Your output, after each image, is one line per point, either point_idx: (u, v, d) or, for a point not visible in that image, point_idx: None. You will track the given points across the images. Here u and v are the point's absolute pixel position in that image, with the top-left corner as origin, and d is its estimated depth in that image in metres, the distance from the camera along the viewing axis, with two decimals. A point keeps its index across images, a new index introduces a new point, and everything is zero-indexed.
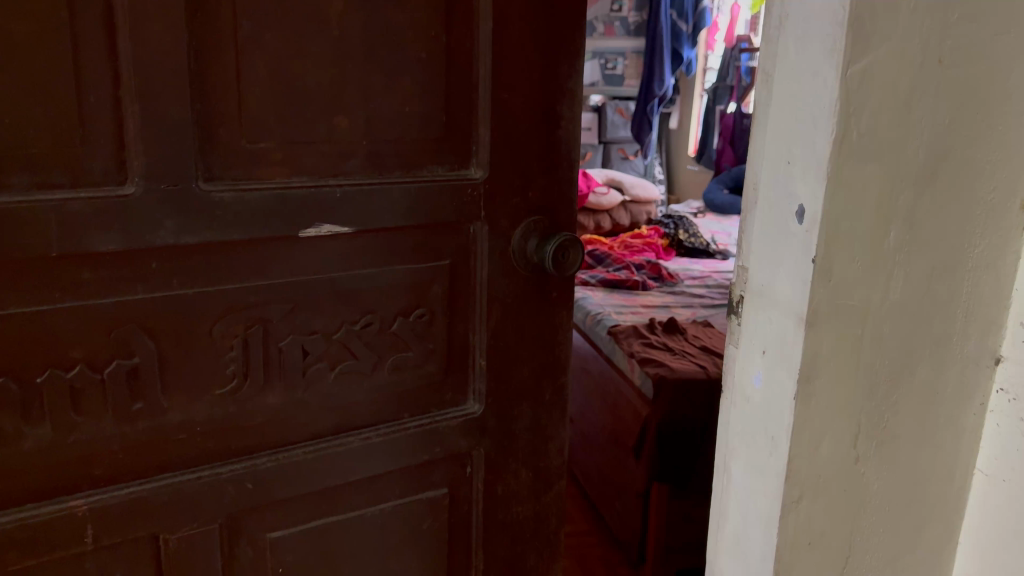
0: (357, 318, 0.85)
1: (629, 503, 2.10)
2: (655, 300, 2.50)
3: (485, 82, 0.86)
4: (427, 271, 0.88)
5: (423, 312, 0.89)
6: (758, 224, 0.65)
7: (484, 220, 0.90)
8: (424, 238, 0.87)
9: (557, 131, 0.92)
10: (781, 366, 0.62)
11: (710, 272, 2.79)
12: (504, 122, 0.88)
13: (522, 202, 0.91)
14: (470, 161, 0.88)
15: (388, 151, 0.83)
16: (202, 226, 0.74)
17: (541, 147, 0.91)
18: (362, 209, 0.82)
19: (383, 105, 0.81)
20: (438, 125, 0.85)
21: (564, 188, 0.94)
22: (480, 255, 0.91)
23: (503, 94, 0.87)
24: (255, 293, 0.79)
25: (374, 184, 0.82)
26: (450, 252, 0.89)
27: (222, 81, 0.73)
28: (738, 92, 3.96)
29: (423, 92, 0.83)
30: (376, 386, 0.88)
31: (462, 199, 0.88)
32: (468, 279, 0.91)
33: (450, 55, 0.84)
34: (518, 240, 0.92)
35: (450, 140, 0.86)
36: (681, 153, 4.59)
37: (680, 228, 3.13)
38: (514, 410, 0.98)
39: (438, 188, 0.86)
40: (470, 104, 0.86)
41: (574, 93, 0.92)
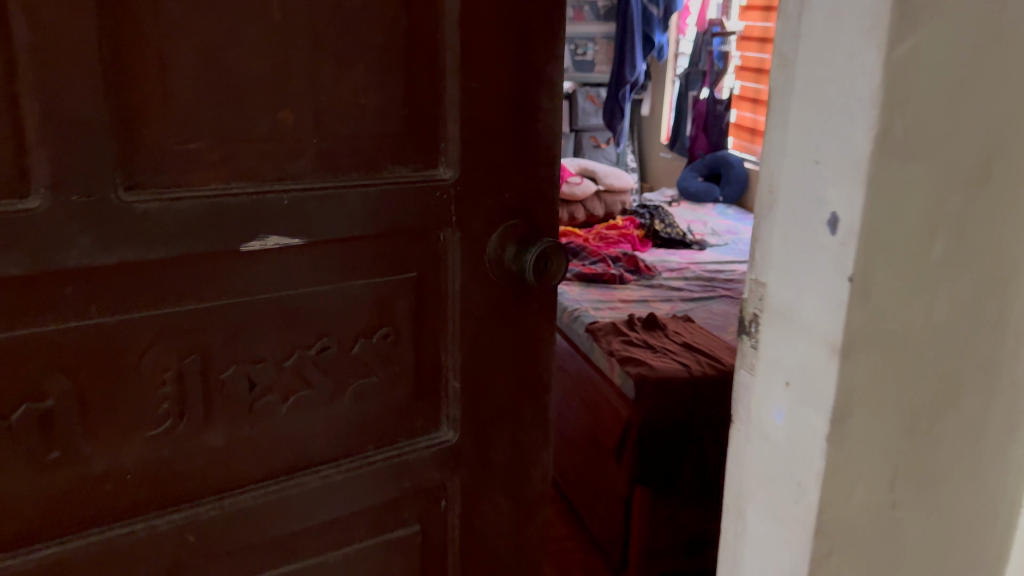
0: (310, 341, 0.74)
1: (610, 507, 2.02)
2: (633, 295, 2.41)
3: (452, 70, 0.75)
4: (392, 286, 0.78)
5: (388, 331, 0.79)
6: (777, 236, 0.55)
7: (454, 226, 0.79)
8: (386, 248, 0.77)
9: (535, 123, 0.81)
10: (810, 401, 0.53)
11: (687, 264, 2.71)
12: (475, 115, 0.77)
13: (496, 204, 0.81)
14: (437, 160, 0.77)
15: (342, 149, 0.72)
16: (123, 243, 0.63)
17: (518, 143, 0.81)
18: (315, 219, 0.71)
19: (336, 98, 0.70)
20: (400, 119, 0.74)
21: (543, 188, 0.84)
22: (451, 266, 0.80)
23: (473, 83, 0.76)
24: (189, 320, 0.68)
25: (328, 190, 0.71)
26: (417, 264, 0.79)
27: (142, 73, 0.62)
28: (710, 77, 3.85)
29: (382, 83, 0.72)
30: (335, 417, 0.78)
31: (429, 203, 0.77)
32: (439, 291, 0.81)
33: (413, 39, 0.73)
34: (493, 248, 0.82)
35: (414, 137, 0.76)
36: (654, 141, 4.50)
37: (656, 218, 3.04)
38: (491, 436, 0.87)
39: (402, 192, 0.76)
40: (436, 95, 0.76)
41: (552, 82, 0.82)
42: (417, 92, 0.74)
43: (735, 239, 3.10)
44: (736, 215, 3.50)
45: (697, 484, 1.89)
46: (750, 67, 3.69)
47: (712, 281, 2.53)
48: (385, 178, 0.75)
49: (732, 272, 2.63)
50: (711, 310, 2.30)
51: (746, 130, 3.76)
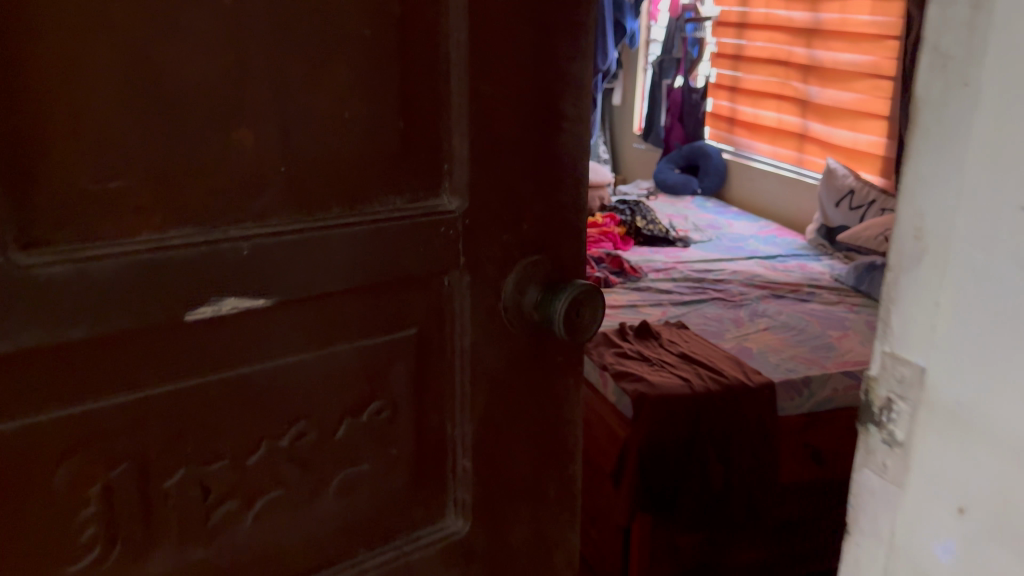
0: (283, 429, 0.57)
1: (606, 534, 1.87)
2: (620, 299, 2.25)
3: (457, 70, 0.59)
4: (387, 348, 0.61)
5: (382, 406, 0.62)
6: (940, 309, 0.41)
7: (462, 267, 0.63)
8: (379, 301, 0.60)
9: (556, 134, 0.65)
10: (994, 539, 0.40)
11: (674, 264, 2.57)
12: (486, 127, 0.61)
13: (512, 237, 0.65)
14: (439, 185, 0.61)
15: (321, 178, 0.55)
16: (20, 324, 0.45)
17: (537, 159, 0.65)
18: (287, 271, 0.54)
19: (311, 111, 0.53)
20: (393, 137, 0.57)
21: (566, 214, 0.68)
22: (458, 316, 0.64)
23: (484, 87, 0.60)
24: (119, 418, 0.50)
25: (303, 232, 0.54)
26: (416, 318, 0.62)
27: (38, 87, 0.44)
28: (684, 65, 3.71)
29: (370, 90, 0.55)
30: (317, 519, 0.61)
31: (431, 241, 0.61)
32: (444, 348, 0.64)
33: (408, 32, 0.56)
34: (511, 291, 0.66)
35: (411, 158, 0.59)
36: (626, 131, 4.35)
37: (637, 214, 2.90)
38: (509, 521, 0.71)
39: (397, 229, 0.59)
40: (438, 104, 0.59)
41: (575, 83, 0.66)
42: (415, 100, 0.58)
43: (718, 235, 2.97)
44: (716, 208, 3.37)
45: (701, 509, 1.74)
46: (726, 54, 3.56)
47: (701, 282, 2.39)
48: (376, 211, 0.58)
49: (721, 271, 2.49)
50: (704, 313, 2.13)
51: (724, 119, 3.62)
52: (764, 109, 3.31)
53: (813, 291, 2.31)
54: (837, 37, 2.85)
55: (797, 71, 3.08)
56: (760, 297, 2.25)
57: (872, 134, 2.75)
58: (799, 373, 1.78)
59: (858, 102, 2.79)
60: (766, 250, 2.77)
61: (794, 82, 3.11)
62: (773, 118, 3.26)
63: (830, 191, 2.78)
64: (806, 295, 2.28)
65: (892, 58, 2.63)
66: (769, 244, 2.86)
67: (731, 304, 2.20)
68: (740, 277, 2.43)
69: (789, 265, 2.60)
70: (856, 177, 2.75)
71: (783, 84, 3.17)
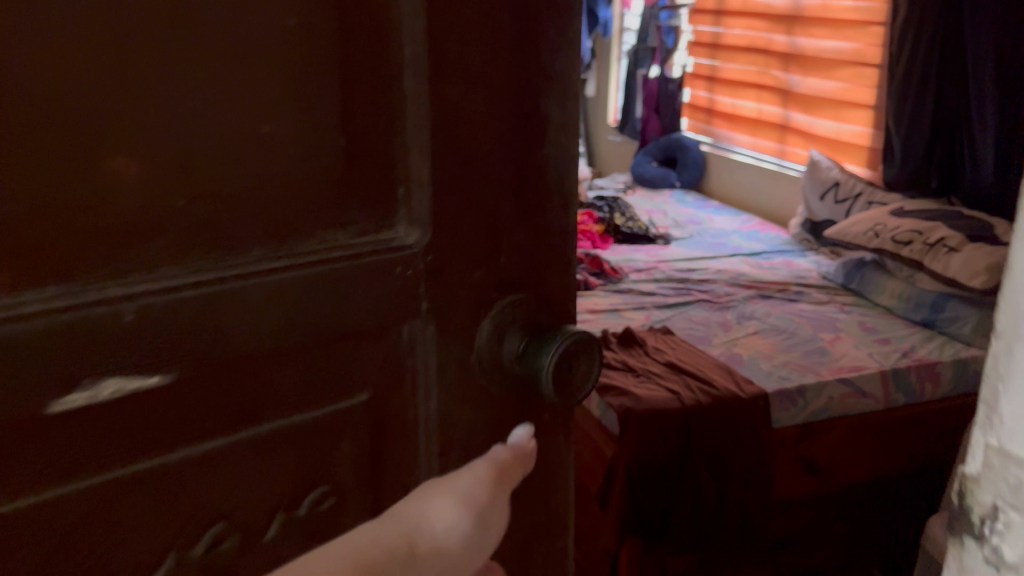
0: (196, 535, 0.45)
1: (592, 556, 1.76)
2: (601, 303, 2.13)
3: (412, 70, 0.46)
4: (330, 420, 0.49)
5: (325, 492, 0.50)
6: None
7: (426, 315, 0.50)
8: (318, 363, 0.47)
9: (538, 147, 0.53)
10: None
11: (655, 263, 2.46)
12: (451, 141, 0.48)
13: (487, 274, 0.52)
14: (392, 216, 0.48)
15: (235, 213, 0.42)
16: None
17: (517, 178, 0.52)
18: (191, 335, 0.41)
19: (219, 126, 0.40)
20: (331, 156, 0.45)
21: (553, 244, 0.56)
22: (421, 374, 0.52)
23: (446, 90, 0.47)
24: None
25: (213, 285, 0.42)
26: (368, 380, 0.50)
27: None
28: (660, 54, 3.62)
29: (299, 98, 0.43)
30: None
31: (384, 286, 0.48)
32: (405, 415, 0.52)
33: (349, 21, 0.44)
34: (486, 337, 0.53)
35: (354, 183, 0.46)
36: (600, 123, 4.23)
37: (616, 211, 2.79)
38: None
39: (339, 273, 0.46)
40: (389, 114, 0.46)
41: (560, 82, 0.53)
42: (358, 109, 0.45)
43: (700, 231, 2.87)
44: (695, 202, 3.26)
45: (694, 531, 1.63)
46: (703, 42, 3.45)
47: (685, 282, 2.28)
48: (311, 252, 0.45)
49: (705, 270, 2.39)
50: (690, 317, 2.02)
51: (702, 110, 3.51)
52: (744, 100, 3.21)
53: (801, 290, 2.22)
54: (818, 24, 2.76)
55: (777, 60, 2.98)
56: (747, 297, 2.14)
57: (856, 124, 2.66)
58: (792, 381, 1.67)
59: (841, 91, 2.70)
60: (749, 246, 2.67)
61: (774, 71, 3.01)
62: (753, 109, 3.16)
63: (815, 184, 2.69)
64: (795, 295, 2.18)
65: (876, 45, 2.54)
66: (753, 240, 2.76)
67: (717, 306, 2.09)
68: (725, 276, 2.33)
69: (774, 262, 2.50)
70: (840, 169, 2.66)
71: (763, 73, 3.07)
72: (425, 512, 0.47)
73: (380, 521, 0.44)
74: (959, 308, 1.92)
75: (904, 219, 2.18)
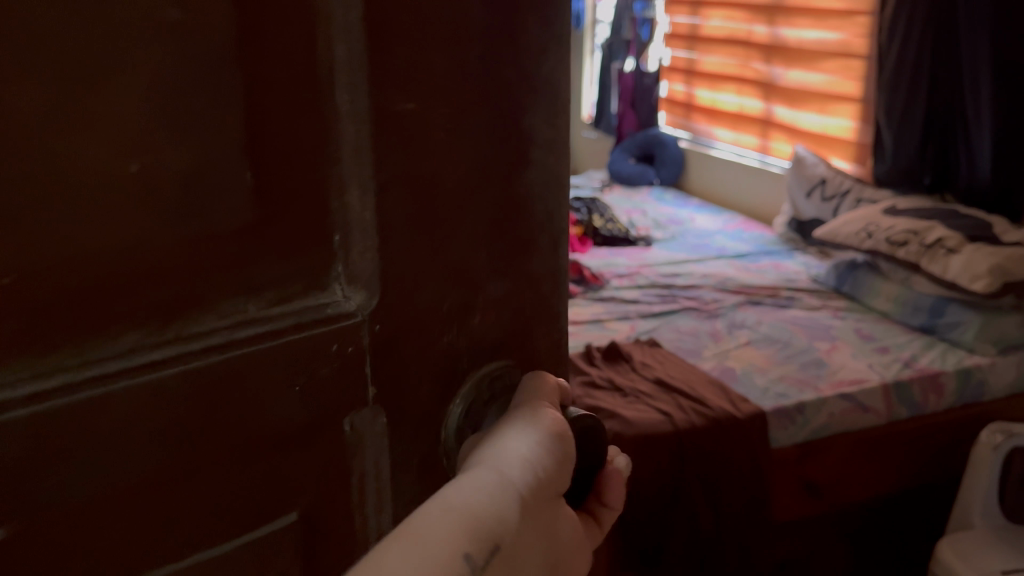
0: None
1: None
2: (583, 313, 1.99)
3: (350, 92, 0.36)
4: (256, 554, 0.38)
5: None
6: None
7: (373, 404, 0.41)
8: (235, 484, 0.36)
9: (502, 189, 0.44)
10: None
11: (638, 268, 2.33)
12: (401, 181, 0.39)
13: (450, 344, 0.44)
14: (325, 277, 0.38)
15: (95, 286, 0.30)
16: None
17: (480, 224, 0.44)
18: (37, 467, 0.29)
19: (72, 168, 0.29)
20: (238, 205, 0.34)
21: (523, 307, 0.48)
22: (372, 476, 0.43)
23: (393, 121, 0.38)
24: None
25: (67, 390, 0.30)
26: (302, 494, 0.40)
27: None
28: (635, 47, 3.50)
29: (195, 129, 0.32)
30: None
31: (316, 371, 0.38)
32: (352, 521, 0.43)
33: (262, 28, 0.33)
34: (456, 426, 0.45)
35: (274, 238, 0.36)
36: (574, 119, 4.10)
37: (594, 213, 2.66)
38: None
39: (251, 358, 0.35)
40: (318, 148, 0.36)
41: (533, 119, 0.45)
42: (276, 141, 0.35)
43: (682, 232, 2.75)
44: (675, 201, 3.16)
45: (689, 563, 1.51)
46: (679, 34, 3.32)
47: (670, 288, 2.16)
48: (210, 333, 0.34)
49: (690, 275, 2.27)
50: (677, 327, 1.89)
51: (679, 105, 3.39)
52: (724, 93, 3.10)
53: (792, 295, 2.11)
54: (801, 14, 2.66)
55: (759, 51, 2.88)
56: (736, 303, 2.04)
57: (843, 118, 2.56)
58: (790, 399, 1.55)
59: (827, 84, 2.60)
60: (734, 247, 2.57)
61: (755, 63, 2.91)
62: (734, 103, 3.06)
63: (801, 181, 2.59)
64: (785, 300, 2.08)
65: (863, 35, 2.44)
66: (737, 240, 2.65)
67: (705, 314, 1.97)
68: (711, 281, 2.22)
69: (761, 264, 2.40)
70: (827, 166, 2.56)
71: (744, 65, 2.96)
72: (498, 459, 0.39)
73: (466, 472, 0.38)
74: (960, 313, 1.82)
75: (898, 219, 2.07)
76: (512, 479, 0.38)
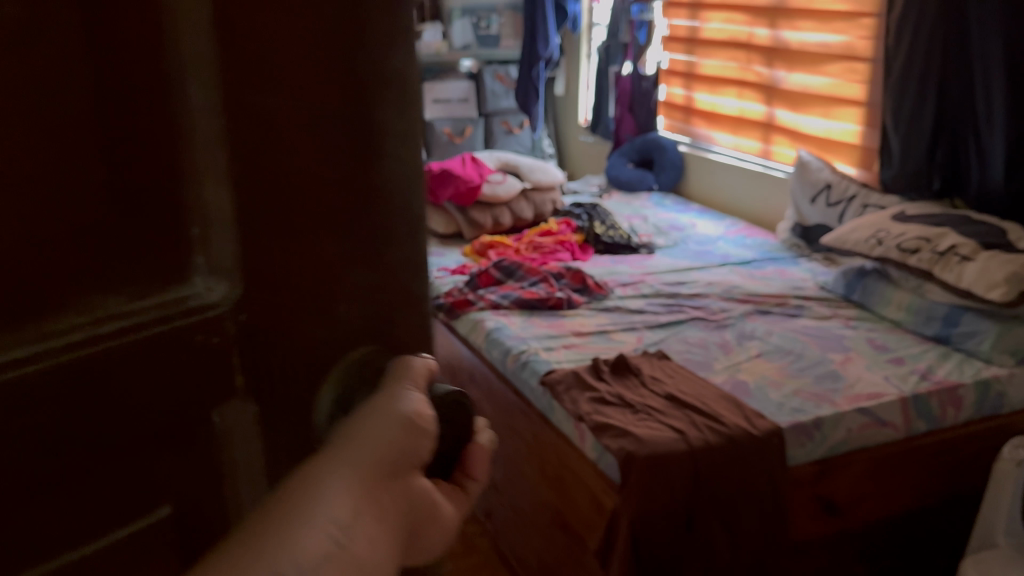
0: None
1: None
2: (587, 325, 1.93)
3: (197, 30, 0.31)
4: (134, 564, 0.32)
5: None
6: None
7: (242, 396, 0.35)
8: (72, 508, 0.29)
9: (377, 125, 0.38)
10: None
11: (641, 276, 2.27)
12: (267, 131, 0.34)
13: (330, 325, 0.38)
14: (186, 267, 0.32)
15: None
16: None
17: (362, 187, 0.38)
18: None
19: None
20: (83, 173, 0.28)
21: (410, 263, 0.41)
22: (243, 474, 0.36)
23: (232, 56, 0.32)
24: None
25: None
26: (183, 484, 0.34)
27: None
28: (631, 51, 3.42)
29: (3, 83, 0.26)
30: None
31: (180, 367, 0.31)
32: (226, 531, 0.36)
33: None
34: (327, 417, 0.38)
35: (128, 214, 0.30)
36: (572, 123, 4.04)
37: (595, 219, 2.60)
38: None
39: (105, 359, 0.29)
40: (166, 101, 0.31)
41: (401, 32, 0.38)
42: (118, 96, 0.29)
43: (683, 238, 2.70)
44: (675, 207, 3.10)
45: None
46: (679, 37, 3.26)
47: (674, 297, 2.10)
48: (67, 330, 0.28)
49: (695, 283, 2.21)
50: (684, 338, 1.83)
51: (679, 109, 3.33)
52: (725, 97, 3.04)
53: (801, 304, 2.05)
54: (804, 16, 2.61)
55: (760, 54, 2.83)
56: (744, 313, 1.98)
57: (847, 121, 2.51)
58: (808, 415, 1.49)
59: (830, 87, 2.55)
60: (738, 254, 2.51)
61: (756, 66, 2.85)
62: (735, 107, 3.00)
63: (805, 186, 2.54)
64: (794, 309, 2.02)
65: (867, 37, 2.38)
66: (740, 247, 2.60)
67: (713, 325, 1.91)
68: (717, 289, 2.16)
69: (767, 271, 2.35)
70: (832, 170, 2.51)
71: (745, 68, 2.90)
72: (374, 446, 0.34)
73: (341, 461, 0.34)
74: (976, 323, 1.77)
75: (909, 225, 2.02)
76: (365, 464, 0.34)
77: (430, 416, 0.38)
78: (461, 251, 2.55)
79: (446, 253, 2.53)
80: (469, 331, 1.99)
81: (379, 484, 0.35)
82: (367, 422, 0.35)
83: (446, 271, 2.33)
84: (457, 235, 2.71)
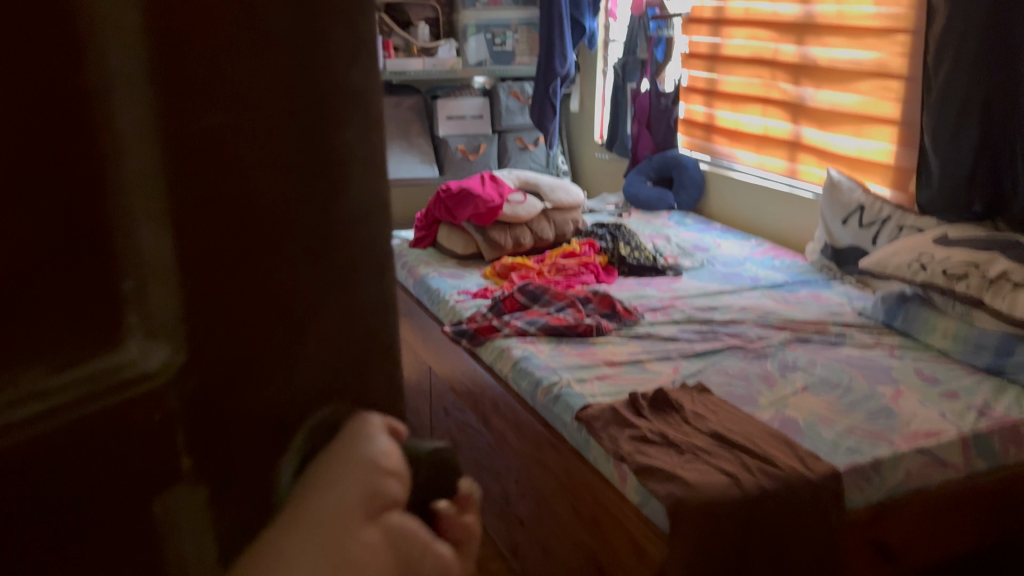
0: None
1: None
2: (619, 353, 1.84)
3: (129, 108, 0.32)
4: None
5: None
6: None
7: (190, 476, 0.38)
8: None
9: (319, 222, 0.43)
10: None
11: (671, 300, 2.17)
12: (219, 212, 0.37)
13: (281, 386, 0.43)
14: (120, 333, 0.33)
15: None
16: None
17: (306, 254, 0.43)
18: None
19: None
20: (40, 258, 0.30)
21: (346, 348, 0.47)
22: (195, 557, 0.38)
23: (198, 164, 0.36)
24: None
25: None
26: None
27: None
28: (650, 67, 3.36)
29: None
30: None
31: (125, 450, 0.34)
32: None
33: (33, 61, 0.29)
34: (289, 478, 0.43)
35: (83, 297, 0.32)
36: (587, 139, 3.96)
37: (619, 240, 2.51)
38: None
39: (47, 433, 0.31)
40: (100, 177, 0.32)
41: (339, 144, 0.44)
42: (61, 168, 0.30)
43: (709, 259, 2.61)
44: (697, 226, 3.01)
45: None
46: (700, 53, 3.16)
47: (708, 323, 2.01)
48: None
49: (728, 308, 2.12)
50: (724, 369, 1.75)
51: (699, 126, 3.22)
52: (749, 115, 2.94)
53: (841, 332, 1.97)
54: (833, 33, 2.53)
55: (787, 71, 2.74)
56: (783, 341, 1.90)
57: (880, 140, 2.43)
58: (865, 456, 1.41)
59: (861, 105, 2.47)
60: (769, 276, 2.42)
61: (782, 83, 2.77)
62: (759, 125, 2.90)
63: (836, 207, 2.45)
64: (835, 337, 1.93)
65: (903, 54, 2.30)
66: (769, 268, 2.50)
67: (751, 354, 1.82)
68: (751, 315, 2.07)
69: (800, 295, 2.26)
70: (865, 191, 2.42)
71: (770, 85, 2.82)
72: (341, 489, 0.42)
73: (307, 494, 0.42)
74: None
75: (954, 249, 1.93)
76: (329, 508, 0.41)
77: (398, 461, 0.47)
78: (481, 273, 2.46)
79: (465, 274, 2.44)
80: (494, 359, 1.89)
81: (343, 530, 0.41)
82: (334, 471, 0.43)
83: (467, 294, 2.25)
84: (476, 255, 2.63)
